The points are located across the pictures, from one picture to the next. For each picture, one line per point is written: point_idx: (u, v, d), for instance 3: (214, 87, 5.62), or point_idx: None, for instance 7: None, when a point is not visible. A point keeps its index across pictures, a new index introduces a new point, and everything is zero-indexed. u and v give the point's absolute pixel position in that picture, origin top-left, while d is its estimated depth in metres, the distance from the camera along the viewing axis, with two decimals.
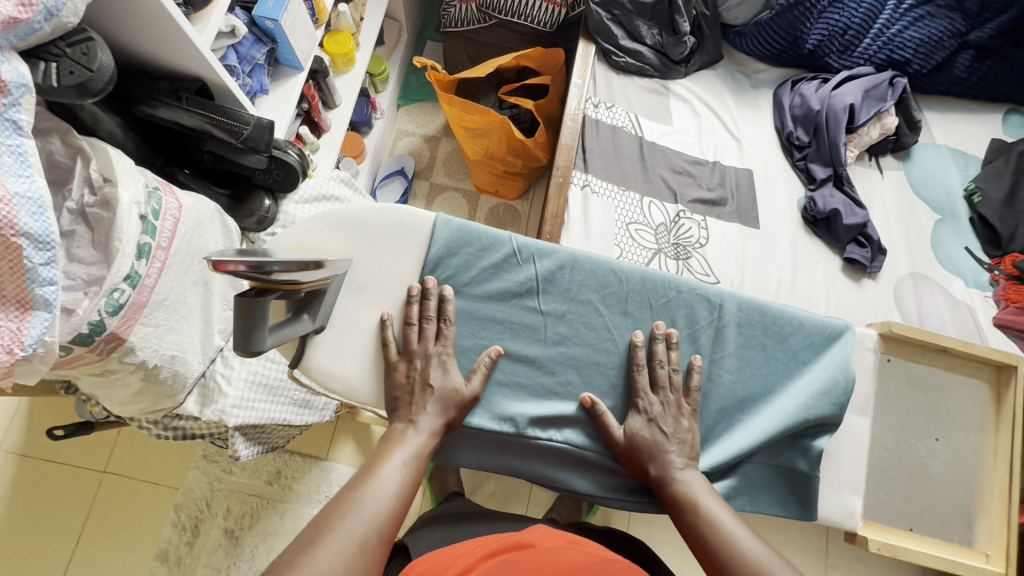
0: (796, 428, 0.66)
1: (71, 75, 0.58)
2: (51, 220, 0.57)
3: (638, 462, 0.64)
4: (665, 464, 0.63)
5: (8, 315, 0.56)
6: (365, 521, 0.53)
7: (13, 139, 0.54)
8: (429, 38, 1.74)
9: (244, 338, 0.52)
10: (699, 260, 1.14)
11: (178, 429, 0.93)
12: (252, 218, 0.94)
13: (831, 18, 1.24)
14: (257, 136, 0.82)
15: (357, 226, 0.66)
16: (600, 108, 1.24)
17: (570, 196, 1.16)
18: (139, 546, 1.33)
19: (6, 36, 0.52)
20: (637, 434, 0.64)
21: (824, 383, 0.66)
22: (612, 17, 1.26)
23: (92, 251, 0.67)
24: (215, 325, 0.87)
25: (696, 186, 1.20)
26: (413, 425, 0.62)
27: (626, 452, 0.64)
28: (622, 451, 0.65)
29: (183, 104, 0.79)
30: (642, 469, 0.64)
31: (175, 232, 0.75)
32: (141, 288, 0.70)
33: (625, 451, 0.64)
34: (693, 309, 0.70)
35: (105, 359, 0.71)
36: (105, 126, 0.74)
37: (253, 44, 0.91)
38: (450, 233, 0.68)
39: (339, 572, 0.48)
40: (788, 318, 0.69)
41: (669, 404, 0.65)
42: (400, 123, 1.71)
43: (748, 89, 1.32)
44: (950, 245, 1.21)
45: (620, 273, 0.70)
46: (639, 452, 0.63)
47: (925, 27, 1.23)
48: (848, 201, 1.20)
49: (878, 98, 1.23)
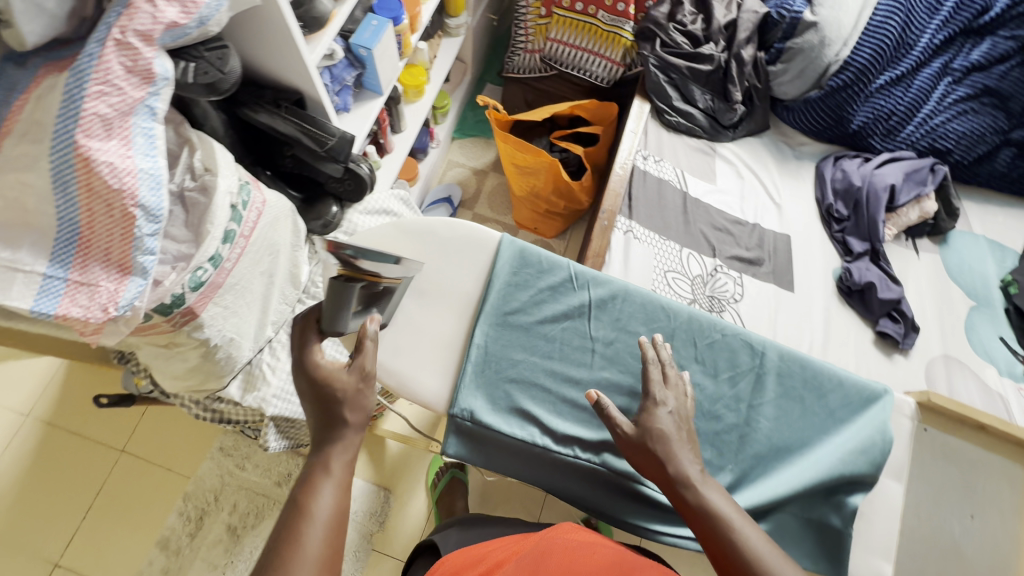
0: (831, 482, 0.66)
1: (205, 75, 0.66)
2: (164, 196, 0.62)
3: (654, 458, 0.60)
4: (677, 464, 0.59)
5: (110, 277, 0.61)
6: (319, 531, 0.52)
7: (147, 123, 0.61)
8: (490, 81, 1.86)
9: (331, 318, 0.59)
10: (733, 315, 1.17)
11: (216, 411, 0.96)
12: (318, 221, 1.01)
13: (877, 102, 1.30)
14: (340, 148, 0.90)
15: (429, 237, 0.73)
16: (649, 160, 1.30)
17: (613, 238, 1.21)
18: (143, 530, 1.33)
19: (164, 37, 0.60)
20: (646, 428, 0.62)
21: (862, 442, 0.67)
22: (668, 80, 1.36)
23: (184, 231, 0.73)
24: (270, 315, 0.92)
25: (734, 244, 1.24)
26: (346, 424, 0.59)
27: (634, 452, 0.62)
28: (632, 442, 0.62)
29: (281, 111, 0.87)
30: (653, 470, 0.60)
31: (257, 224, 0.82)
32: (220, 269, 0.75)
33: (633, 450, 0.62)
34: (736, 354, 0.72)
35: (176, 331, 0.76)
36: (211, 123, 0.82)
37: (346, 67, 1.01)
38: (513, 253, 0.74)
39: None
40: (828, 375, 0.71)
41: (681, 397, 0.66)
42: (452, 154, 1.81)
43: (791, 159, 1.38)
44: (985, 332, 1.22)
45: (668, 310, 0.73)
46: (648, 450, 0.61)
47: (967, 121, 1.29)
48: (884, 275, 1.22)
49: (918, 182, 1.27)
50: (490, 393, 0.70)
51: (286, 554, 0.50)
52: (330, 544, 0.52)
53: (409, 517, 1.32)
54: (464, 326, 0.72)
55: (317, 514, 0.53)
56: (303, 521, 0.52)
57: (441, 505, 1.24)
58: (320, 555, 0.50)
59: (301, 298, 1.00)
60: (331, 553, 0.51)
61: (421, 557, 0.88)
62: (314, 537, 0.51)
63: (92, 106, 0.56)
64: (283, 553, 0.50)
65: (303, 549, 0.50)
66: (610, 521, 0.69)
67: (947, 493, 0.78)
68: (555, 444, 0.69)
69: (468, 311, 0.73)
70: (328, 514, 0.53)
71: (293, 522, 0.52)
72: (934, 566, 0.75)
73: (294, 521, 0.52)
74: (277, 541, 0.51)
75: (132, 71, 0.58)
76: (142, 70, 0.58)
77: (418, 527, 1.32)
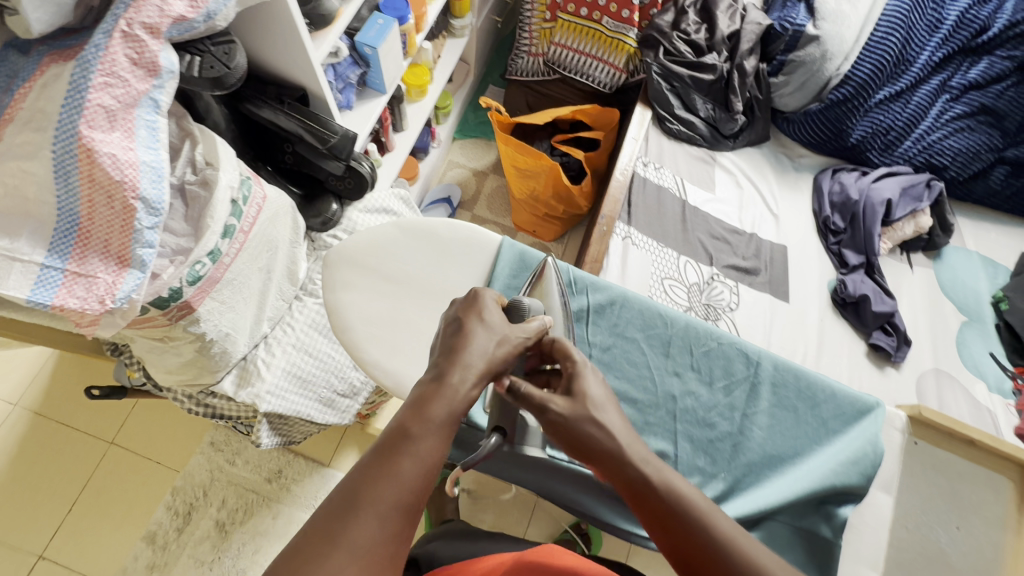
0: (821, 493, 0.66)
1: (211, 69, 0.66)
2: (165, 189, 0.62)
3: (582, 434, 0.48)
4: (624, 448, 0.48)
5: (107, 268, 0.61)
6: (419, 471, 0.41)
7: (150, 116, 0.61)
8: (492, 83, 1.86)
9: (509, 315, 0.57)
10: (728, 323, 1.18)
11: (209, 407, 0.96)
12: (318, 219, 1.00)
13: (876, 117, 1.32)
14: (342, 145, 0.89)
15: (430, 237, 0.76)
16: (649, 167, 1.31)
17: (612, 244, 1.21)
18: (131, 524, 1.32)
19: (172, 30, 0.60)
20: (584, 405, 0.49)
21: (854, 453, 0.67)
22: (671, 88, 1.37)
23: (183, 224, 0.72)
24: (266, 311, 0.92)
25: (731, 253, 1.25)
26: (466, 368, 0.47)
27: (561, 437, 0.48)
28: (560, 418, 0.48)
29: (285, 107, 0.87)
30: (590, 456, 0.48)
31: (257, 219, 0.81)
32: (219, 264, 0.75)
33: (566, 430, 0.48)
34: (731, 362, 0.73)
35: (173, 325, 0.76)
36: (213, 116, 0.82)
37: (350, 66, 1.01)
38: (513, 255, 0.75)
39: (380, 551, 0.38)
40: (822, 386, 0.72)
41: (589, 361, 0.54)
42: (453, 155, 1.81)
43: (790, 170, 1.39)
44: (975, 347, 1.23)
45: (666, 317, 0.74)
46: (584, 434, 0.48)
47: (964, 138, 1.30)
48: (878, 289, 1.24)
49: (914, 197, 1.29)
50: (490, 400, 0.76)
51: (375, 480, 0.39)
52: (418, 493, 0.40)
53: None
54: None
55: (420, 449, 0.41)
56: (401, 451, 0.41)
57: (432, 506, 1.24)
58: (407, 503, 0.40)
59: (298, 294, 1.00)
60: (416, 504, 0.40)
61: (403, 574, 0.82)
62: (408, 476, 0.40)
63: (96, 97, 0.56)
64: (371, 481, 0.39)
65: (395, 483, 0.40)
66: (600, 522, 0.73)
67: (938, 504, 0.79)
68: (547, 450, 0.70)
69: None
70: (430, 455, 0.42)
71: (390, 447, 0.41)
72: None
73: (392, 446, 0.41)
74: (364, 464, 0.41)
75: (137, 64, 0.58)
76: (148, 62, 0.58)
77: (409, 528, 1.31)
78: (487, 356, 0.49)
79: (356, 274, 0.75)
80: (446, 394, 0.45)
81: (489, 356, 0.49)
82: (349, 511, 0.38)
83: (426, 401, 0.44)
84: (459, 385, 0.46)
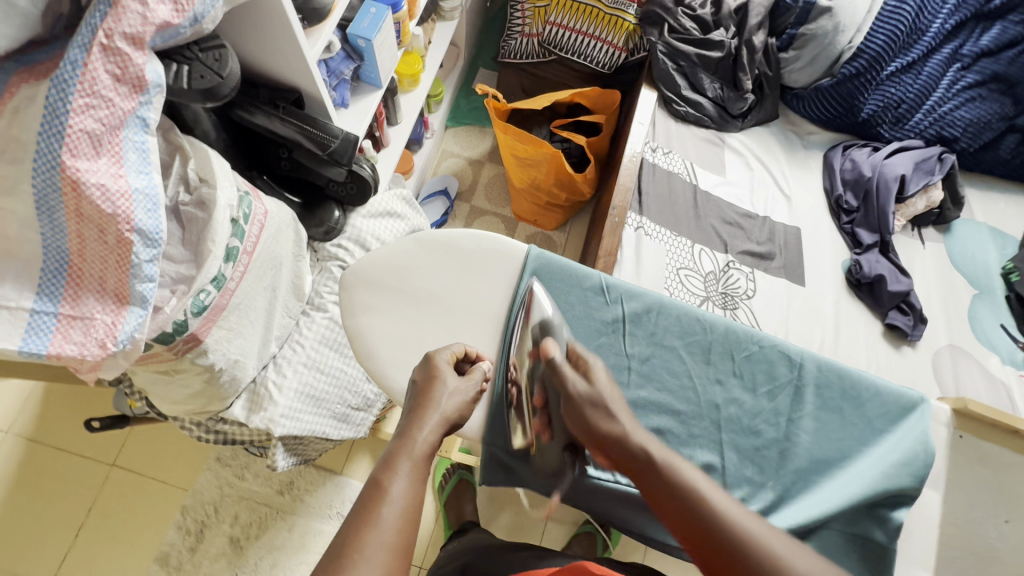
0: (874, 498, 0.65)
1: (201, 79, 0.59)
2: (162, 217, 0.56)
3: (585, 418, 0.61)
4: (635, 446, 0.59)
5: (105, 308, 0.55)
6: (399, 509, 0.50)
7: (139, 136, 0.55)
8: (483, 65, 1.78)
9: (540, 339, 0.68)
10: (746, 311, 1.15)
11: (219, 432, 0.91)
12: (320, 228, 0.95)
13: (887, 90, 1.28)
14: (342, 150, 0.83)
15: (451, 249, 0.74)
16: (658, 153, 1.26)
17: (624, 235, 1.17)
18: (140, 547, 1.27)
19: (155, 38, 0.54)
20: (597, 388, 0.62)
21: (904, 455, 0.66)
22: (677, 68, 1.31)
23: (182, 250, 0.66)
24: (273, 331, 0.87)
25: (745, 238, 1.22)
26: (422, 424, 0.58)
27: (572, 412, 0.62)
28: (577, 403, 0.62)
29: (279, 112, 0.80)
30: (601, 435, 0.60)
31: (260, 237, 0.76)
32: (224, 291, 0.69)
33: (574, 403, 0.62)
34: (774, 366, 0.72)
35: (179, 359, 0.70)
36: (202, 125, 0.76)
37: (343, 60, 0.93)
38: (541, 265, 0.73)
39: None
40: (866, 384, 0.70)
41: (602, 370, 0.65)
42: (446, 144, 1.74)
43: (800, 148, 1.35)
44: (987, 321, 1.23)
45: (704, 322, 0.73)
46: (593, 414, 0.61)
47: (975, 108, 1.27)
48: (893, 267, 1.22)
49: (927, 171, 1.26)
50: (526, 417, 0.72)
51: (360, 529, 0.47)
52: (402, 532, 0.48)
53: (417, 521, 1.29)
54: (493, 343, 0.73)
55: (392, 497, 0.50)
56: (379, 503, 0.50)
57: (451, 509, 1.22)
58: (393, 542, 0.47)
59: (305, 309, 0.95)
60: (403, 541, 0.48)
61: None
62: (388, 521, 0.48)
63: (78, 122, 0.49)
64: (359, 530, 0.47)
65: (379, 526, 0.48)
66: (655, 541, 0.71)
67: (976, 493, 0.78)
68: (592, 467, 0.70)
69: (496, 329, 0.73)
70: (403, 498, 0.51)
71: (370, 502, 0.50)
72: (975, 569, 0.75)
73: (371, 500, 0.50)
74: (350, 521, 0.49)
75: (120, 80, 0.51)
76: (132, 77, 0.52)
77: (428, 531, 1.28)
78: (444, 410, 0.61)
79: (376, 296, 0.74)
80: (410, 446, 0.56)
81: (444, 408, 0.60)
82: (342, 560, 0.45)
83: (393, 456, 0.55)
84: (419, 436, 0.57)
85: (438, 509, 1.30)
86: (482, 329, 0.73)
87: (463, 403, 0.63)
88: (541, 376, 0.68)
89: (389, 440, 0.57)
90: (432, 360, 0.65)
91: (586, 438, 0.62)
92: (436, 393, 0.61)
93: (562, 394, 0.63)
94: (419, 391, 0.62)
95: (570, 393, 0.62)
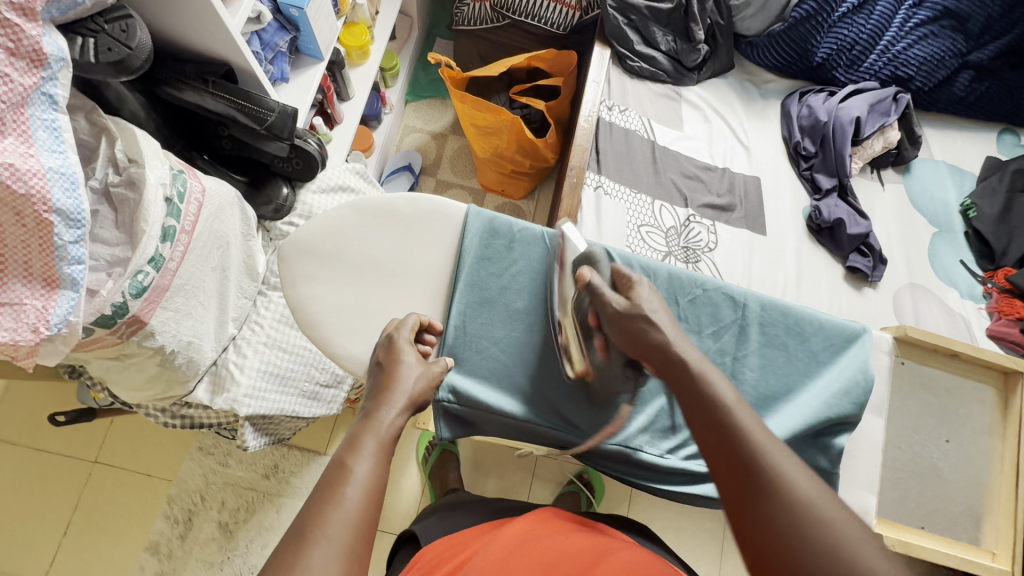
0: (817, 427, 0.69)
1: (109, 52, 0.57)
2: (82, 196, 0.56)
3: (632, 329, 0.61)
4: (683, 350, 0.59)
5: (34, 293, 0.55)
6: (363, 487, 0.49)
7: (48, 114, 0.54)
8: (439, 35, 1.75)
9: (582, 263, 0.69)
10: (709, 264, 1.16)
11: (186, 417, 0.91)
12: (269, 206, 0.93)
13: (840, 32, 1.28)
14: (281, 124, 0.81)
15: (390, 213, 0.74)
16: (614, 111, 1.25)
17: (584, 196, 1.17)
18: (130, 538, 1.28)
19: (50, 9, 0.52)
20: (638, 303, 0.62)
21: (845, 383, 0.70)
22: (628, 22, 1.29)
23: (115, 232, 0.66)
24: (229, 312, 0.87)
25: (705, 191, 1.22)
26: (388, 407, 0.57)
27: (617, 329, 0.62)
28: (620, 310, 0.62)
29: (209, 87, 0.78)
30: (650, 351, 0.60)
31: (198, 216, 0.74)
32: (164, 271, 0.69)
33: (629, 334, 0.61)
34: (718, 308, 0.75)
35: (125, 342, 0.70)
36: (129, 106, 0.74)
37: (277, 31, 0.91)
38: (481, 223, 0.74)
39: (338, 566, 0.44)
40: (809, 320, 0.74)
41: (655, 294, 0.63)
42: (407, 119, 1.71)
43: (757, 98, 1.35)
44: (946, 257, 1.25)
45: (649, 270, 0.75)
46: (636, 325, 0.61)
47: (928, 46, 1.27)
48: (852, 211, 1.23)
49: (883, 113, 1.26)
50: (482, 371, 0.72)
51: (324, 507, 0.47)
52: (366, 512, 0.48)
53: (403, 493, 1.31)
54: (439, 305, 0.74)
55: (357, 476, 0.50)
56: (343, 482, 0.49)
57: (433, 479, 1.24)
58: (357, 522, 0.47)
59: (261, 289, 0.95)
60: (367, 520, 0.48)
61: (404, 547, 0.82)
62: (353, 500, 0.48)
63: None
64: (321, 508, 0.47)
65: (342, 505, 0.47)
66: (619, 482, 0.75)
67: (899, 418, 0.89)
68: (548, 420, 0.72)
69: (440, 290, 0.74)
70: (368, 479, 0.50)
71: (333, 481, 0.49)
72: (915, 485, 0.89)
73: (333, 478, 0.50)
74: (312, 499, 0.48)
75: (15, 54, 0.49)
76: (28, 51, 0.50)
77: (414, 502, 1.30)
78: (412, 390, 0.61)
79: (316, 266, 0.74)
80: (375, 428, 0.55)
81: (412, 392, 0.60)
82: (305, 539, 0.44)
83: (357, 437, 0.54)
84: (384, 418, 0.56)
85: (423, 480, 1.32)
86: (427, 292, 0.74)
87: (428, 387, 0.63)
88: (586, 304, 0.66)
89: (353, 422, 0.56)
90: (395, 340, 0.65)
91: (636, 355, 0.61)
92: (402, 373, 0.61)
93: (602, 313, 0.63)
94: (383, 373, 0.62)
95: (608, 312, 0.63)
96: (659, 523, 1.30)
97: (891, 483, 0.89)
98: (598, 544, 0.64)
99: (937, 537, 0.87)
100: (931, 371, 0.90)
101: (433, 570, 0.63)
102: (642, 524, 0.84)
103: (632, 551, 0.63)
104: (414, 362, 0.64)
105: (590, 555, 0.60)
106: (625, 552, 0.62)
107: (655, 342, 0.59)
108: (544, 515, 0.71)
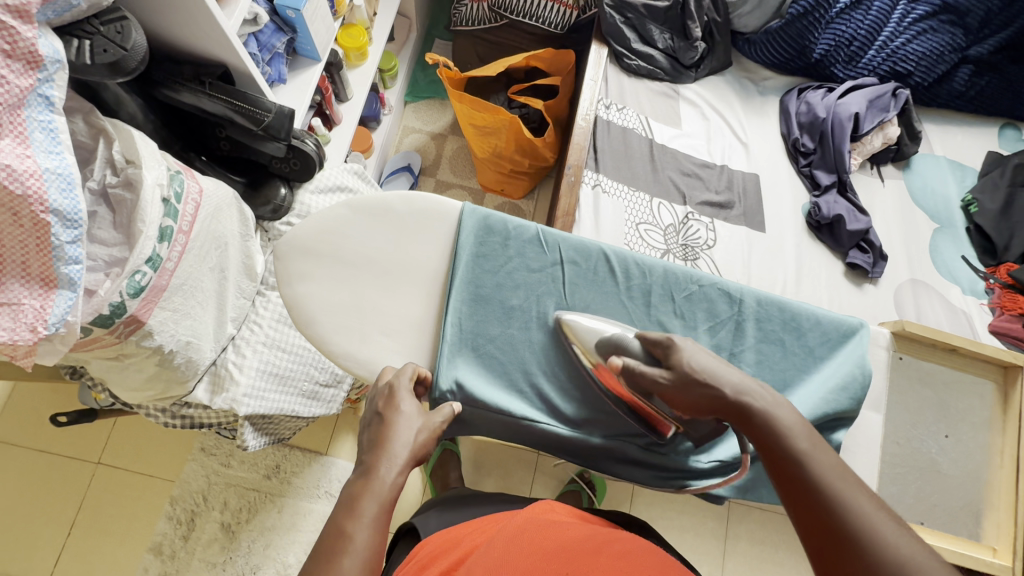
0: (814, 422, 0.70)
1: (104, 53, 0.58)
2: (79, 197, 0.56)
3: (690, 401, 0.59)
4: (750, 401, 0.57)
5: (31, 293, 0.55)
6: (361, 559, 0.48)
7: (44, 115, 0.54)
8: (438, 36, 1.76)
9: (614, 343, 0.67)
10: (708, 261, 1.15)
11: (186, 417, 0.92)
12: (267, 207, 0.94)
13: (838, 28, 1.28)
14: (278, 124, 0.82)
15: (385, 212, 0.74)
16: (612, 109, 1.25)
17: (582, 194, 1.17)
18: (133, 539, 1.29)
19: (45, 11, 0.53)
20: (683, 373, 0.60)
21: (841, 378, 0.71)
22: (625, 21, 1.29)
23: (113, 233, 0.66)
24: (227, 312, 0.88)
25: (704, 188, 1.22)
26: (387, 463, 0.55)
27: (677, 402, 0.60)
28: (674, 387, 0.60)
29: (205, 89, 0.79)
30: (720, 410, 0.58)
31: (196, 217, 0.75)
32: (161, 271, 0.69)
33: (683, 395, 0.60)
34: (714, 304, 0.75)
35: (123, 342, 0.71)
36: (127, 108, 0.75)
37: (274, 33, 0.91)
38: (475, 221, 0.75)
39: None
40: (805, 315, 0.75)
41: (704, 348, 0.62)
42: (407, 120, 1.72)
43: (755, 95, 1.34)
44: (947, 253, 1.24)
45: (643, 267, 0.76)
46: (694, 390, 0.59)
47: (926, 41, 1.27)
48: (852, 207, 1.22)
49: (882, 108, 1.25)
50: (478, 368, 0.72)
51: None
52: None
53: (404, 493, 1.31)
54: (435, 303, 0.74)
55: (354, 546, 0.48)
56: (340, 553, 0.48)
57: (434, 479, 1.24)
58: None
59: (259, 289, 0.95)
60: None
61: (403, 545, 0.83)
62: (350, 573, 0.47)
63: None
64: None
65: None
66: (617, 480, 0.76)
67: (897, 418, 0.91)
68: (548, 417, 0.72)
69: (435, 287, 0.74)
70: (367, 548, 0.49)
71: (330, 552, 0.48)
72: (916, 482, 0.88)
73: (330, 548, 0.48)
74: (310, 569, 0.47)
75: (11, 56, 0.50)
76: (24, 53, 0.50)
77: (415, 502, 1.30)
78: (411, 442, 0.58)
79: (311, 264, 0.74)
80: (373, 488, 0.53)
81: (411, 445, 0.58)
82: None
83: (355, 499, 0.52)
84: (384, 476, 0.54)
85: (424, 480, 1.32)
86: (423, 290, 0.74)
87: (428, 439, 0.61)
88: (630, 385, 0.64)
89: (351, 480, 0.55)
90: (394, 390, 0.63)
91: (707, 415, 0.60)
92: (400, 426, 0.59)
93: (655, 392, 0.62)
94: (384, 423, 0.60)
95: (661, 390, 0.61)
96: (660, 522, 1.29)
97: (889, 479, 0.89)
98: (599, 535, 0.64)
99: (937, 533, 0.86)
100: (930, 368, 0.91)
101: (432, 562, 0.63)
102: (640, 519, 0.84)
103: (638, 546, 0.62)
104: (414, 412, 0.61)
105: (592, 549, 0.59)
106: (628, 548, 0.61)
107: (724, 398, 0.58)
108: (540, 504, 0.71)
